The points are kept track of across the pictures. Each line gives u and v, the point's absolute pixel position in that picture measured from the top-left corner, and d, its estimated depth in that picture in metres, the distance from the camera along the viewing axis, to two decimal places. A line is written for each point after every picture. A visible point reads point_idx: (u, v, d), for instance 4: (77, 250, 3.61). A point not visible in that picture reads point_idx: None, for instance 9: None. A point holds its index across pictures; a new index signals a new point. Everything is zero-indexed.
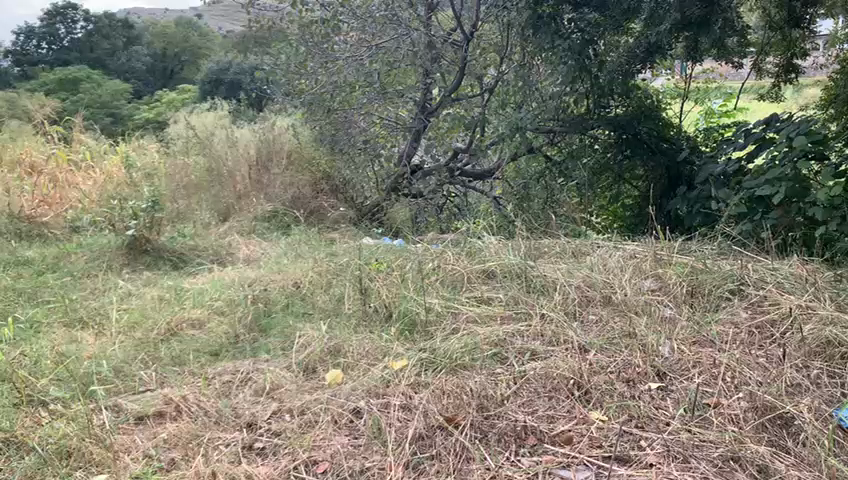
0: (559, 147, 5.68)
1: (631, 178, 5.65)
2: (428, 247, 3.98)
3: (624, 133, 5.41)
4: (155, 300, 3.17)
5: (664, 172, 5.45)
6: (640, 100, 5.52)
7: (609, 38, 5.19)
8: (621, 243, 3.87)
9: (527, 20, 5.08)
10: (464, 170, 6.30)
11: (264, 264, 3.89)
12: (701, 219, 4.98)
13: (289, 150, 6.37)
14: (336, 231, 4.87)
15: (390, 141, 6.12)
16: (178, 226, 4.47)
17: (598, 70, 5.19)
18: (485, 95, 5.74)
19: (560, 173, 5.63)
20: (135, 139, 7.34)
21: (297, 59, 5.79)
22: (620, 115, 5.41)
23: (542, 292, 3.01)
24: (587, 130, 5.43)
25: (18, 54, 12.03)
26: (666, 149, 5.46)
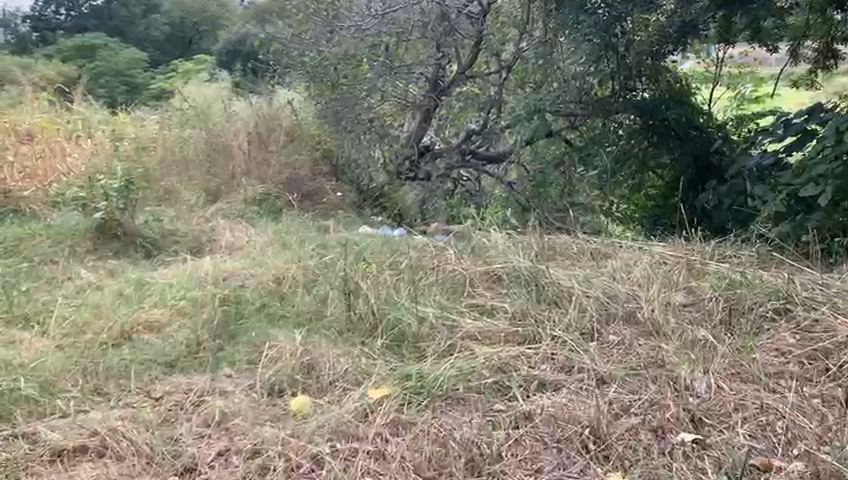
0: (581, 131, 5.15)
1: (655, 166, 5.14)
2: (429, 241, 3.58)
3: (653, 119, 4.98)
4: (114, 296, 2.79)
5: (693, 162, 5.03)
6: (669, 84, 5.10)
7: (637, 16, 4.81)
8: (646, 244, 3.45)
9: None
10: (477, 152, 5.59)
11: (245, 255, 3.48)
12: (733, 216, 4.57)
13: (291, 127, 5.97)
14: (332, 219, 4.48)
15: (399, 122, 5.55)
16: (160, 208, 4.09)
17: (625, 49, 4.80)
18: (502, 73, 5.23)
19: (580, 160, 5.14)
20: (132, 111, 6.90)
21: (300, 31, 5.45)
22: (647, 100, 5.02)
23: (555, 305, 2.58)
24: (610, 115, 5.01)
25: (34, 19, 8.87)
26: (696, 136, 5.04)
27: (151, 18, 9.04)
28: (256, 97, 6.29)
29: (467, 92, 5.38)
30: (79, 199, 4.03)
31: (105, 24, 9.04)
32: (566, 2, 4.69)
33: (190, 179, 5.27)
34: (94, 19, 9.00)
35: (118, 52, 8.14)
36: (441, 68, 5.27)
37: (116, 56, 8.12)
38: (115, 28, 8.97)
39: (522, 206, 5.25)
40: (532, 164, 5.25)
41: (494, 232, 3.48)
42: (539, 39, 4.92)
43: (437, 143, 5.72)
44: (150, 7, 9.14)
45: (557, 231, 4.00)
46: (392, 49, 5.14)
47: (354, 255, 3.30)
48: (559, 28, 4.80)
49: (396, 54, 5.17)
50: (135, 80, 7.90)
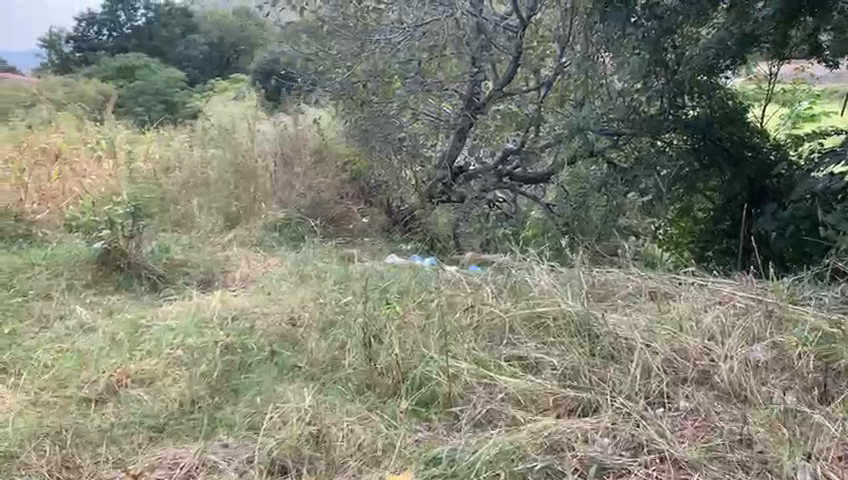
0: (626, 151, 4.70)
1: (706, 189, 4.66)
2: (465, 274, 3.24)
3: (706, 139, 4.52)
4: (106, 340, 2.47)
5: (748, 184, 4.53)
6: (722, 100, 4.55)
7: (687, 30, 4.44)
8: (708, 281, 3.07)
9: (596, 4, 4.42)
10: (514, 174, 5.24)
11: (259, 289, 3.15)
12: (792, 243, 4.12)
13: (318, 147, 5.66)
14: (357, 247, 4.14)
15: (432, 139, 5.24)
16: (172, 237, 3.78)
17: (675, 64, 4.43)
18: (541, 90, 4.92)
19: (625, 182, 4.64)
20: (157, 130, 6.65)
21: (330, 44, 5.01)
22: (700, 118, 4.49)
23: (612, 361, 2.21)
24: (661, 134, 4.58)
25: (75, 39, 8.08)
26: (752, 158, 4.54)
27: (189, 39, 8.30)
28: (284, 115, 5.99)
29: (504, 109, 5.05)
30: (88, 225, 3.75)
31: (143, 43, 8.27)
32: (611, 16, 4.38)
33: (209, 202, 4.98)
34: (134, 40, 8.25)
35: (157, 70, 7.69)
36: (476, 86, 4.95)
37: (152, 76, 7.58)
38: (156, 49, 8.23)
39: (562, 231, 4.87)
40: (576, 187, 4.84)
41: (537, 265, 3.07)
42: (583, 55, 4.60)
43: (471, 164, 5.36)
44: (189, 27, 8.38)
45: (605, 264, 3.60)
46: (424, 65, 4.86)
47: (379, 294, 2.94)
48: (603, 43, 4.54)
49: (427, 72, 4.90)
50: (172, 99, 7.51)
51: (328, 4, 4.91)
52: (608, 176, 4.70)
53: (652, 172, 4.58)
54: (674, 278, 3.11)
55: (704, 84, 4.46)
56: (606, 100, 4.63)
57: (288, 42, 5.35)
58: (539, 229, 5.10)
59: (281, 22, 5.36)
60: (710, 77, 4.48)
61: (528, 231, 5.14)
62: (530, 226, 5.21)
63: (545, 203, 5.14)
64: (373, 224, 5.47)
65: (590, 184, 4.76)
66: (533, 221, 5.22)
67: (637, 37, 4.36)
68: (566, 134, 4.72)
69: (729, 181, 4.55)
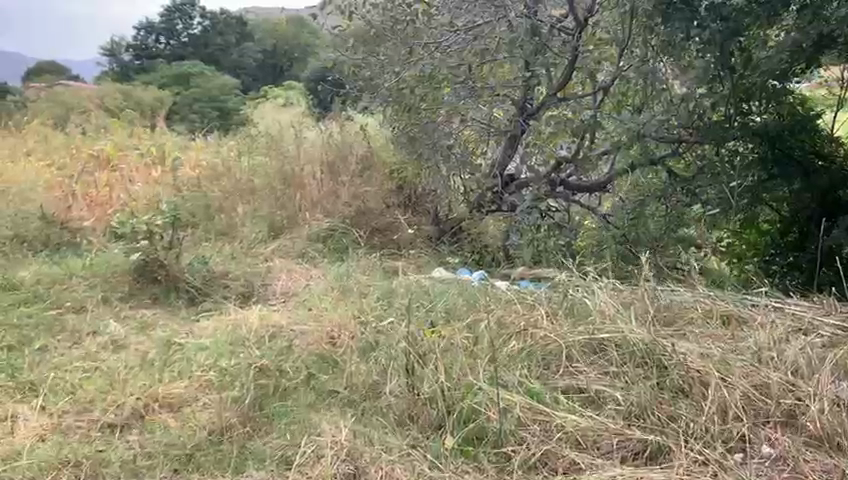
0: (687, 161, 4.54)
1: (770, 200, 4.41)
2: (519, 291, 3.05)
3: (777, 147, 4.24)
4: (136, 359, 2.36)
5: (817, 196, 4.30)
6: (791, 105, 4.28)
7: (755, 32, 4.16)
8: (784, 304, 2.84)
9: (657, 5, 4.11)
10: (568, 183, 5.03)
11: (300, 305, 3.00)
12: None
13: (365, 154, 5.51)
14: (402, 259, 3.97)
15: (482, 148, 5.07)
16: (213, 250, 3.67)
17: (743, 68, 4.16)
18: (598, 94, 4.66)
19: (686, 192, 4.48)
20: (206, 137, 6.61)
21: (379, 49, 4.91)
22: (769, 126, 4.18)
23: (682, 396, 2.01)
24: (725, 142, 4.32)
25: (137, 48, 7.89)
26: (826, 169, 4.26)
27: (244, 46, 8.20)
28: (332, 121, 5.86)
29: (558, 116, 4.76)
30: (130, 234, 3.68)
31: (199, 53, 7.87)
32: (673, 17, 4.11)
33: (254, 210, 4.89)
34: (190, 49, 7.87)
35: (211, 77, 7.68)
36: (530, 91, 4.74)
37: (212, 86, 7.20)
38: (211, 57, 7.86)
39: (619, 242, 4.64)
40: (634, 197, 4.70)
41: (596, 285, 2.85)
42: (641, 58, 4.33)
43: (522, 172, 5.14)
44: (244, 35, 8.12)
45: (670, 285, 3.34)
46: (475, 70, 4.64)
47: (425, 313, 2.75)
48: (662, 46, 4.29)
49: (481, 76, 4.69)
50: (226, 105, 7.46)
51: (377, 9, 4.81)
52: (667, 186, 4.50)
53: (715, 181, 4.37)
54: (746, 302, 2.85)
55: (775, 90, 4.20)
56: (668, 105, 4.38)
57: (335, 49, 5.24)
58: (593, 236, 4.83)
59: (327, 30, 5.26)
60: (780, 81, 4.23)
61: (582, 244, 4.90)
62: (583, 236, 4.94)
63: (601, 213, 4.89)
64: (421, 234, 5.29)
65: (647, 192, 4.62)
66: (588, 232, 4.96)
67: (702, 41, 4.08)
68: (624, 142, 4.47)
69: (797, 192, 4.30)
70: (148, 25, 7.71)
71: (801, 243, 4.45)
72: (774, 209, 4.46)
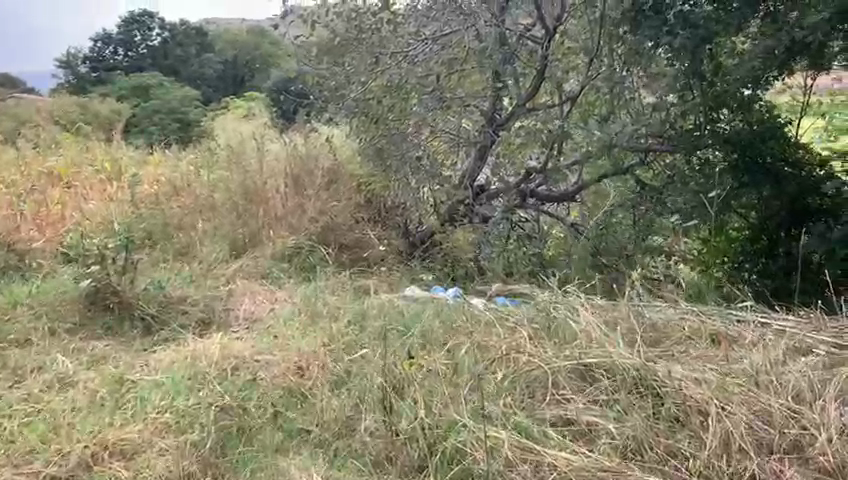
0: (656, 170, 4.45)
1: (739, 207, 4.32)
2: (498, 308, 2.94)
3: (749, 153, 4.13)
4: (85, 400, 2.16)
5: (787, 203, 4.21)
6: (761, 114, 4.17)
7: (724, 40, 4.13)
8: (769, 318, 2.76)
9: (625, 13, 4.14)
10: (538, 193, 4.91)
11: (265, 332, 2.82)
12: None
13: (331, 166, 5.32)
14: (373, 277, 3.81)
15: (450, 158, 4.89)
16: (171, 273, 3.48)
17: (713, 75, 4.10)
18: (565, 105, 4.53)
19: (657, 201, 4.42)
20: (165, 151, 6.38)
21: (345, 57, 4.68)
22: (742, 133, 4.11)
23: (679, 425, 1.89)
24: (696, 150, 4.23)
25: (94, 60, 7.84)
26: (798, 174, 4.15)
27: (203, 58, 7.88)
28: (295, 133, 5.67)
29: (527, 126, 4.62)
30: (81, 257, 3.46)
31: (159, 63, 7.86)
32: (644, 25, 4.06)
33: (215, 228, 4.69)
34: (149, 60, 7.84)
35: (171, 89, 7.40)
36: (498, 101, 4.64)
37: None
38: (169, 67, 7.82)
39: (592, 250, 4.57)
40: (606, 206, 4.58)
41: (577, 303, 2.71)
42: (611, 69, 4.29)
43: (493, 183, 5.00)
44: (204, 45, 7.74)
45: (648, 299, 3.24)
46: (444, 78, 4.54)
47: (399, 338, 2.61)
48: (631, 55, 4.22)
49: (449, 86, 4.57)
50: (187, 116, 7.16)
51: (340, 17, 4.62)
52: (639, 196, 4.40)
53: (686, 189, 4.30)
54: (731, 317, 2.74)
55: (744, 100, 4.12)
56: (639, 114, 4.30)
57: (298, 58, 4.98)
58: (565, 248, 4.78)
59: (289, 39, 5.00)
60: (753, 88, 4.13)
61: (555, 256, 4.79)
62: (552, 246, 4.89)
63: (571, 224, 4.80)
64: (391, 250, 5.13)
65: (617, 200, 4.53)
66: (561, 244, 4.86)
67: (674, 47, 4.02)
68: (595, 152, 4.38)
69: (767, 198, 4.21)
70: (105, 37, 7.68)
71: (770, 248, 4.36)
72: (742, 215, 4.37)
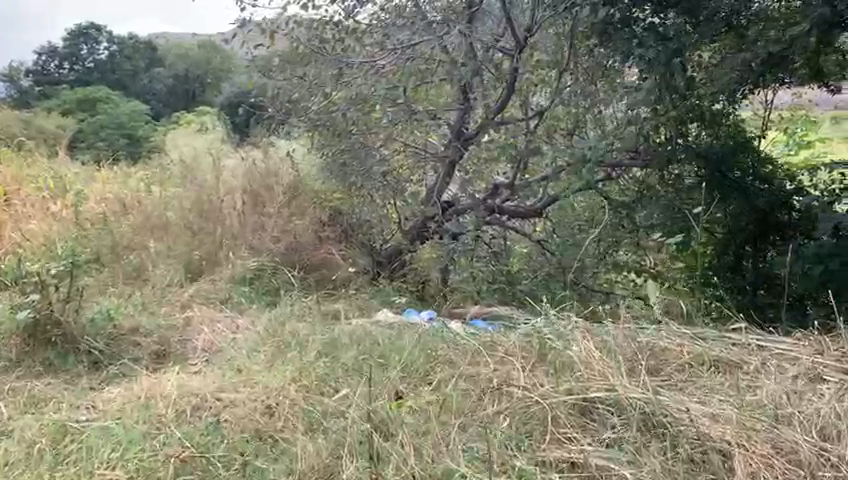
0: (620, 184, 4.35)
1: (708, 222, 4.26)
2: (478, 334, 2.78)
3: (723, 170, 4.14)
4: (20, 453, 1.89)
5: (753, 220, 4.21)
6: (734, 127, 4.21)
7: (696, 55, 4.06)
8: (756, 340, 2.66)
9: (593, 26, 3.98)
10: (505, 208, 4.65)
11: (228, 366, 2.56)
12: (823, 278, 3.81)
13: (291, 183, 5.09)
14: (341, 300, 3.60)
15: (415, 175, 4.70)
16: (121, 301, 3.20)
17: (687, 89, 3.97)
18: (531, 120, 4.33)
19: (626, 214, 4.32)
20: (112, 166, 6.05)
21: (306, 69, 4.44)
22: (714, 146, 4.10)
23: (699, 468, 1.73)
24: (668, 166, 4.17)
25: (38, 74, 7.51)
26: (766, 193, 4.17)
27: (153, 72, 7.53)
28: (252, 148, 5.41)
29: (498, 141, 4.43)
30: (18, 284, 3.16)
31: (106, 78, 7.60)
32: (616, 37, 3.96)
33: (168, 249, 4.40)
34: (96, 74, 7.57)
35: (119, 104, 7.04)
36: (467, 114, 4.46)
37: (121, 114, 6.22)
38: (118, 82, 7.50)
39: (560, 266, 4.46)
40: (572, 221, 4.48)
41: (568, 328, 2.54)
42: (584, 85, 4.13)
43: (461, 199, 4.77)
44: (154, 60, 7.50)
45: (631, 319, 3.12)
46: (410, 90, 4.30)
47: (379, 371, 2.40)
48: (599, 69, 4.12)
49: (415, 100, 4.34)
50: (136, 131, 6.83)
51: (301, 27, 4.40)
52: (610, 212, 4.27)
53: (658, 204, 4.22)
54: (723, 341, 2.62)
55: (720, 111, 4.12)
56: (606, 129, 4.16)
57: (253, 69, 4.71)
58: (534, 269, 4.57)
59: (243, 49, 4.70)
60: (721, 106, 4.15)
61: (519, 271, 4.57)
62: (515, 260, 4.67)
63: (537, 240, 4.60)
64: (357, 270, 4.89)
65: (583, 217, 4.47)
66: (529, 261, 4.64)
67: (645, 60, 3.91)
68: (570, 167, 4.19)
69: (734, 215, 4.22)
70: (50, 49, 7.48)
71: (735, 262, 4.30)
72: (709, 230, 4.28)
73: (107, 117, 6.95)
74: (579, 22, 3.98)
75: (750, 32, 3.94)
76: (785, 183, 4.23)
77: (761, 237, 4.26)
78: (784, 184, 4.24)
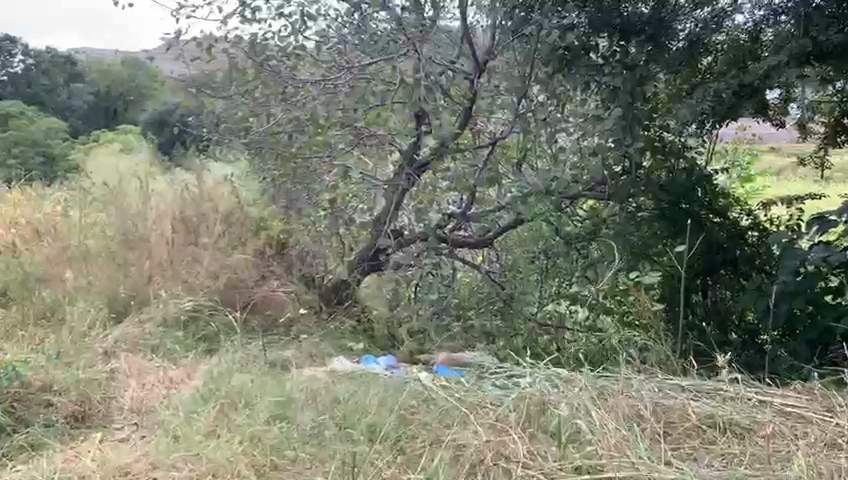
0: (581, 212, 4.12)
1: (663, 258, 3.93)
2: (447, 388, 2.51)
3: (684, 203, 3.91)
4: None
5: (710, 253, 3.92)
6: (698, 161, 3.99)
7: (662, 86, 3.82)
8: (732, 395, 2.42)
9: (555, 50, 3.72)
10: (458, 239, 4.28)
11: (161, 433, 2.18)
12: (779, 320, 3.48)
13: (227, 210, 4.62)
14: (290, 347, 3.22)
15: (365, 203, 4.23)
16: (29, 351, 2.75)
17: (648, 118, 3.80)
18: (492, 149, 3.97)
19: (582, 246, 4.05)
20: (26, 188, 5.49)
21: (249, 88, 4.04)
22: (674, 177, 3.90)
23: None
24: (627, 199, 3.92)
25: None
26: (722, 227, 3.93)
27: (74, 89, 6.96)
28: (183, 172, 4.96)
29: (455, 169, 3.97)
30: None
31: (21, 93, 6.92)
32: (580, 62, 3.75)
33: (88, 285, 3.93)
34: (10, 88, 6.79)
35: (36, 121, 6.47)
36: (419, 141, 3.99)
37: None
38: (35, 97, 6.88)
39: (508, 301, 4.17)
40: (520, 252, 4.17)
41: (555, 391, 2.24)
42: (547, 115, 3.81)
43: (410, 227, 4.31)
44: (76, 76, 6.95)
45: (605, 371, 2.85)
46: (361, 114, 3.89)
47: (353, 443, 2.06)
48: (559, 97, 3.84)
49: (367, 123, 3.94)
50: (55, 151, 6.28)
51: (242, 43, 3.95)
52: (566, 244, 4.00)
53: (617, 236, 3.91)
54: (719, 395, 2.42)
55: (675, 145, 3.91)
56: (557, 159, 3.89)
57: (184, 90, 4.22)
58: (484, 300, 4.27)
59: (169, 67, 4.19)
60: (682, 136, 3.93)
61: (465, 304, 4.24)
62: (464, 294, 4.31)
63: (484, 271, 4.27)
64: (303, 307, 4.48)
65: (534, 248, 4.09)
66: (473, 289, 4.33)
67: (608, 86, 3.75)
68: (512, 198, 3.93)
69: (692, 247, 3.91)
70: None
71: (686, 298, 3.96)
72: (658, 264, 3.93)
73: (22, 135, 6.36)
74: (539, 47, 3.69)
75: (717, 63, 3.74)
76: (740, 217, 3.99)
77: (713, 275, 3.98)
78: (740, 217, 3.98)
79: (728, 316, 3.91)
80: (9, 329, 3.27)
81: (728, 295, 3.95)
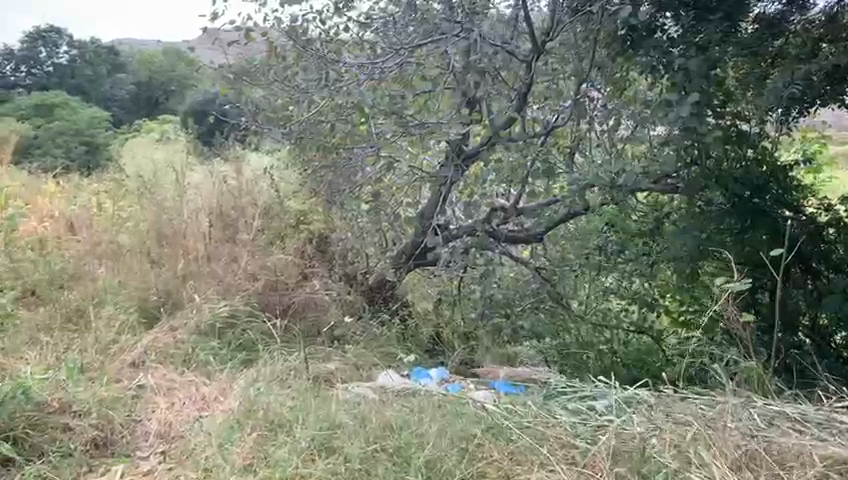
0: (645, 208, 3.70)
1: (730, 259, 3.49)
2: (509, 407, 2.27)
3: (756, 199, 3.47)
4: None
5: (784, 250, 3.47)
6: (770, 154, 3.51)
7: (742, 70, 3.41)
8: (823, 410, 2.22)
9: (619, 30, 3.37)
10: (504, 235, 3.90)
11: (191, 465, 1.98)
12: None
13: (267, 204, 4.31)
14: (336, 358, 2.95)
15: (410, 196, 3.85)
16: (52, 363, 2.56)
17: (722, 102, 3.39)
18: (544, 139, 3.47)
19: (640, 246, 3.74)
20: (63, 178, 5.34)
21: (288, 73, 3.71)
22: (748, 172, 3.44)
23: None
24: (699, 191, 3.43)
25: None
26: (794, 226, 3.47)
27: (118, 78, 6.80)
28: (221, 163, 4.72)
29: (506, 161, 3.51)
30: None
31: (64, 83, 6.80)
32: (645, 44, 3.35)
33: (120, 282, 3.71)
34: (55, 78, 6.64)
35: (77, 111, 6.38)
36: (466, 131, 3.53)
37: None
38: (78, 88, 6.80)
39: (558, 300, 3.89)
40: (571, 247, 3.88)
41: (640, 433, 1.98)
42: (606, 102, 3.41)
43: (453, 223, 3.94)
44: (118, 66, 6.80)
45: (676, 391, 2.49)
46: (410, 102, 3.46)
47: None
48: (625, 80, 3.46)
49: (416, 111, 3.50)
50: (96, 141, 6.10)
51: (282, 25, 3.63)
52: (624, 243, 3.76)
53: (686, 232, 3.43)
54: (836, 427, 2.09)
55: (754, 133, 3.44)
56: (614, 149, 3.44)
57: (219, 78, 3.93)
58: (533, 299, 3.95)
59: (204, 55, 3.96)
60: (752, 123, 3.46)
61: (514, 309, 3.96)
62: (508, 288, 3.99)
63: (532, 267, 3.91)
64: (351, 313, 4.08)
65: (586, 247, 3.85)
66: (519, 288, 3.97)
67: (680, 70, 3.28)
68: (566, 192, 3.49)
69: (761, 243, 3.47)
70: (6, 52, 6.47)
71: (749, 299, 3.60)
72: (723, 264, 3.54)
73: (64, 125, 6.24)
74: (605, 23, 3.31)
75: (800, 46, 3.34)
76: (817, 212, 3.50)
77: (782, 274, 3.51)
78: (817, 213, 3.50)
79: (797, 319, 3.50)
80: (34, 332, 3.07)
81: (801, 298, 3.48)
